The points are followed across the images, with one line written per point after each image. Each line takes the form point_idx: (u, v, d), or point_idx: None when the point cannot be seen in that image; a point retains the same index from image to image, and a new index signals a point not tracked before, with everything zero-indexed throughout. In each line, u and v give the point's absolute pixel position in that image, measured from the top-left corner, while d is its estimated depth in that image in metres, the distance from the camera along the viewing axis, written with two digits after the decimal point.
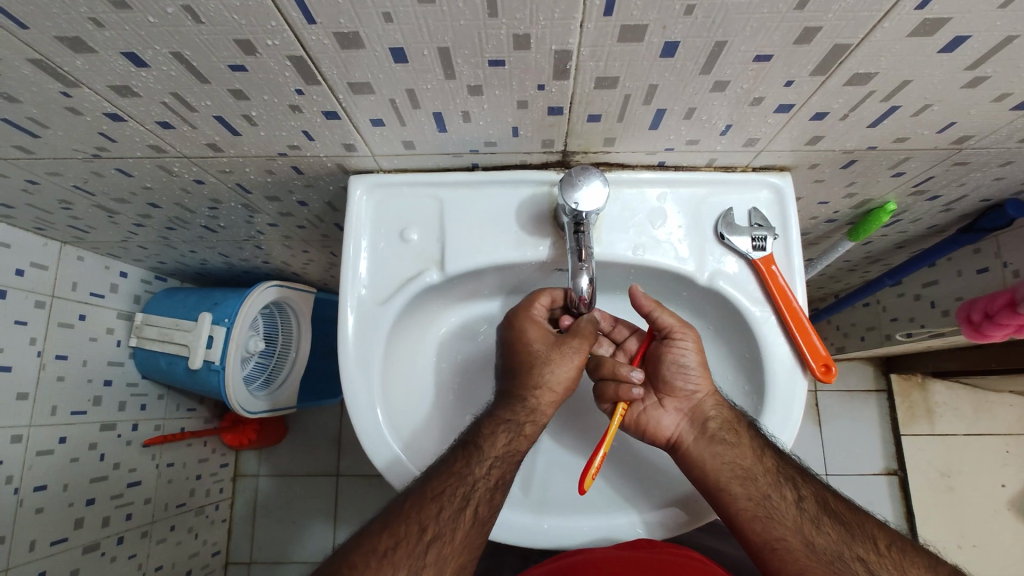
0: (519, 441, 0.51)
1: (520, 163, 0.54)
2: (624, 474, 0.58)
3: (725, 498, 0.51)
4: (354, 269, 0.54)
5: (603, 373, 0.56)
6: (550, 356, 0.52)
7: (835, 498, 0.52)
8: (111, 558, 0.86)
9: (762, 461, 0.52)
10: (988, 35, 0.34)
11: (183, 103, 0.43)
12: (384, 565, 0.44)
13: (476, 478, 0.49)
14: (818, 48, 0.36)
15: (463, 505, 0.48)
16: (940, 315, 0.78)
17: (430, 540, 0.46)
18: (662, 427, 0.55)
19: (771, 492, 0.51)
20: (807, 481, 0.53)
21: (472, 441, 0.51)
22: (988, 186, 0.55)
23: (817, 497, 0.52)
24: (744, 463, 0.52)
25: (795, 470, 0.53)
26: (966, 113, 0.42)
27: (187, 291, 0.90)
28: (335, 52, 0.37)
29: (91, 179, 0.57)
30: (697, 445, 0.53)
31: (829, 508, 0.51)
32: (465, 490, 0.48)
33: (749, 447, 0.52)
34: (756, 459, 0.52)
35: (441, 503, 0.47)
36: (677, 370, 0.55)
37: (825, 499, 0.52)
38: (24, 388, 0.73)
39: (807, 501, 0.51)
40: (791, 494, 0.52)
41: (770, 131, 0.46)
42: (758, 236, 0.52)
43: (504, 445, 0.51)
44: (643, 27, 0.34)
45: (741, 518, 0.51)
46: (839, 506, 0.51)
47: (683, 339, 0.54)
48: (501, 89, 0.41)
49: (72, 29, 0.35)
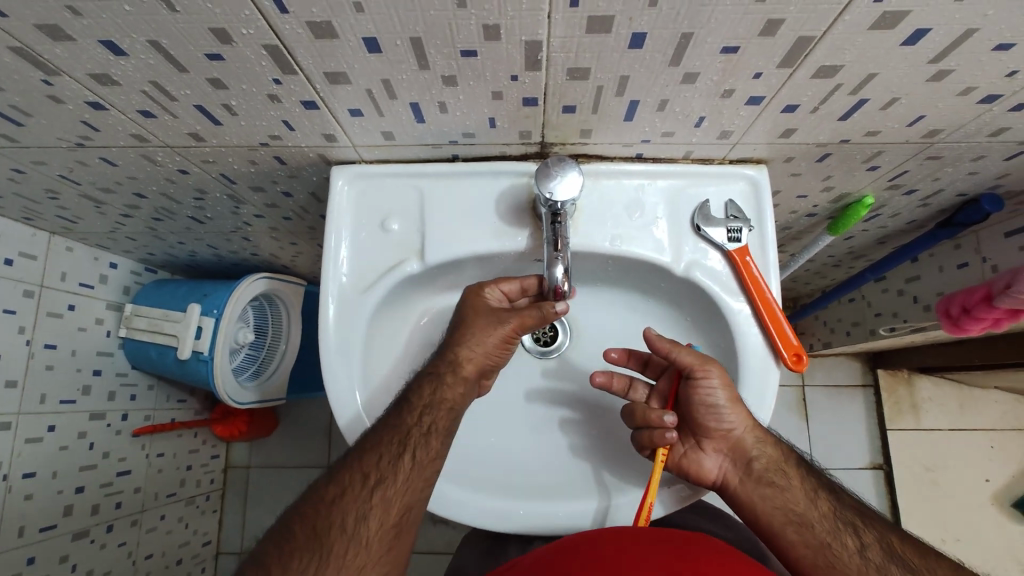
0: (444, 390, 0.51)
1: (500, 154, 0.55)
2: (616, 456, 0.58)
3: (779, 545, 0.50)
4: (336, 259, 0.54)
5: (638, 421, 0.55)
6: (476, 320, 0.53)
7: (901, 541, 0.48)
8: (101, 546, 0.87)
9: (816, 504, 0.51)
10: (949, 28, 0.34)
11: (162, 92, 0.44)
12: (334, 511, 0.46)
13: (409, 426, 0.49)
14: (783, 40, 0.36)
15: (401, 452, 0.48)
16: (922, 309, 0.79)
17: (374, 485, 0.47)
18: (705, 469, 0.53)
19: (831, 540, 0.48)
20: (870, 524, 0.49)
21: (403, 397, 0.51)
22: (964, 181, 0.56)
23: (882, 544, 0.47)
24: (798, 508, 0.50)
25: (853, 513, 0.50)
26: (935, 107, 0.43)
27: (176, 283, 0.91)
28: (309, 41, 0.37)
29: (77, 169, 0.57)
30: (743, 486, 0.53)
31: (895, 553, 0.47)
32: (401, 436, 0.49)
33: (800, 489, 0.52)
34: (802, 497, 0.51)
35: (379, 451, 0.48)
36: (709, 410, 0.52)
37: (890, 544, 0.47)
38: (13, 375, 0.74)
39: (871, 550, 0.47)
40: (852, 542, 0.48)
41: (744, 124, 0.47)
42: (734, 228, 0.53)
43: (430, 394, 0.51)
44: (611, 18, 0.35)
45: (802, 567, 0.49)
46: (905, 549, 0.47)
47: (706, 376, 0.51)
48: (475, 80, 0.42)
49: (51, 17, 0.35)
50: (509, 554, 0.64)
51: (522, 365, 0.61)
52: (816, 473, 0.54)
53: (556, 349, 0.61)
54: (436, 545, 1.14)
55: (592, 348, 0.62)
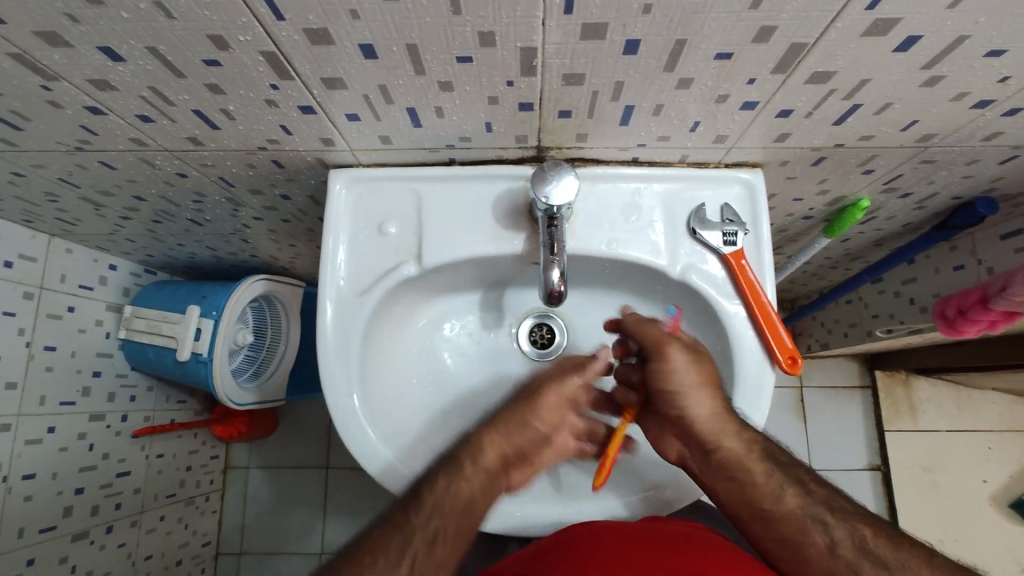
0: (461, 482, 0.47)
1: (497, 158, 0.55)
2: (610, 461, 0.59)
3: (746, 534, 0.49)
4: (333, 262, 0.55)
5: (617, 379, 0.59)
6: (518, 409, 0.52)
7: (876, 534, 0.45)
8: (100, 547, 0.87)
9: (784, 500, 0.47)
10: (941, 35, 0.35)
11: (161, 97, 0.44)
12: None
13: (413, 528, 0.44)
14: (776, 47, 0.36)
15: (401, 557, 0.42)
16: (918, 311, 0.79)
17: None
18: (667, 447, 0.54)
19: (796, 537, 0.46)
20: (844, 516, 0.46)
21: (414, 491, 0.47)
22: (958, 185, 0.56)
23: (852, 540, 0.44)
24: (762, 502, 0.48)
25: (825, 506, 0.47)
26: (928, 112, 0.43)
27: (176, 284, 0.91)
28: (306, 48, 0.38)
29: (76, 172, 0.58)
30: (706, 474, 0.51)
31: (867, 548, 0.44)
32: (401, 539, 0.43)
33: (766, 483, 0.48)
34: (767, 489, 0.48)
35: (375, 556, 0.42)
36: (662, 394, 0.51)
37: (861, 538, 0.44)
38: (13, 377, 0.74)
39: (839, 548, 0.44)
40: (822, 540, 0.45)
41: (738, 129, 0.47)
42: (729, 231, 0.53)
43: (443, 489, 0.46)
44: (605, 25, 0.35)
45: (769, 556, 0.47)
46: (880, 541, 0.44)
47: (657, 360, 0.51)
48: (471, 86, 0.42)
49: (49, 24, 0.36)
50: (507, 551, 0.64)
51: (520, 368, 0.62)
52: (789, 461, 0.50)
53: (554, 350, 0.62)
54: None
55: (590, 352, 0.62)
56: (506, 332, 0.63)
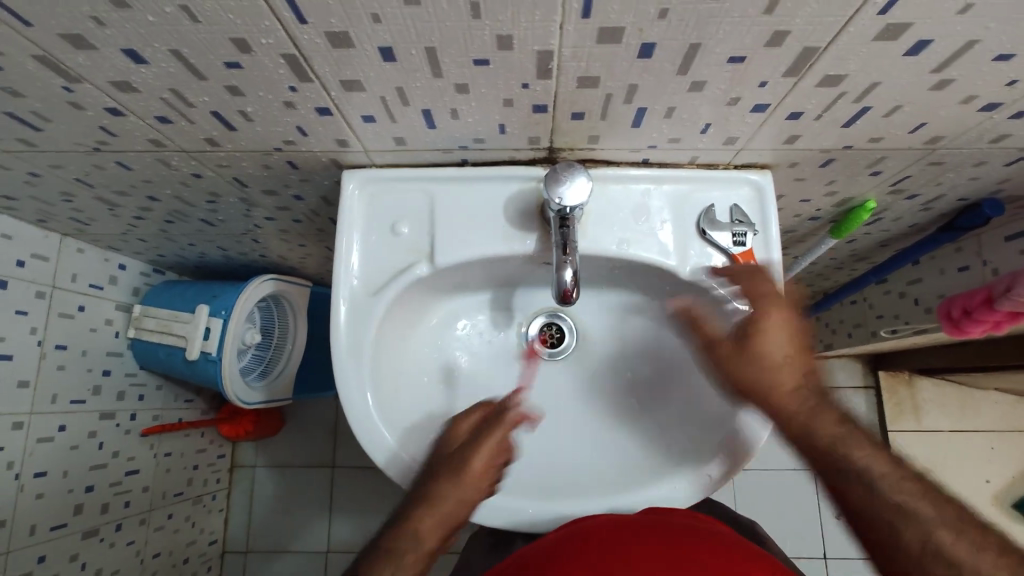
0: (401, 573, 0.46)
1: (509, 159, 0.56)
2: (635, 457, 0.57)
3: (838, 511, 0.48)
4: (347, 261, 0.55)
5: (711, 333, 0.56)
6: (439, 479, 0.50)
7: (955, 538, 0.42)
8: (110, 544, 0.88)
9: (863, 489, 0.46)
10: (950, 40, 0.35)
11: (181, 99, 0.45)
12: None
13: None
14: (789, 51, 0.37)
15: None
16: (923, 312, 0.80)
17: None
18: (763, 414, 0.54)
19: (875, 529, 0.45)
20: (920, 514, 0.43)
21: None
22: (965, 186, 0.57)
23: (925, 541, 0.42)
24: (841, 487, 0.47)
25: (895, 507, 0.44)
26: (937, 115, 0.44)
27: (186, 284, 0.92)
28: (327, 50, 0.38)
29: (92, 172, 0.59)
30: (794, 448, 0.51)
31: (939, 553, 0.41)
32: None
33: (844, 469, 0.47)
34: (843, 475, 0.47)
35: None
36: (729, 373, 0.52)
37: (935, 542, 0.42)
38: (26, 375, 0.75)
39: (916, 546, 0.42)
40: (899, 535, 0.43)
41: (749, 130, 0.48)
42: (738, 232, 0.54)
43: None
44: (621, 29, 0.36)
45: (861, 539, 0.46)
46: (954, 542, 0.41)
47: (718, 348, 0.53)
48: (487, 88, 0.42)
49: (75, 27, 0.36)
50: (515, 546, 0.65)
51: (529, 366, 0.62)
52: (866, 449, 0.47)
53: (564, 349, 0.62)
54: None
55: (599, 356, 0.62)
56: (516, 331, 0.63)
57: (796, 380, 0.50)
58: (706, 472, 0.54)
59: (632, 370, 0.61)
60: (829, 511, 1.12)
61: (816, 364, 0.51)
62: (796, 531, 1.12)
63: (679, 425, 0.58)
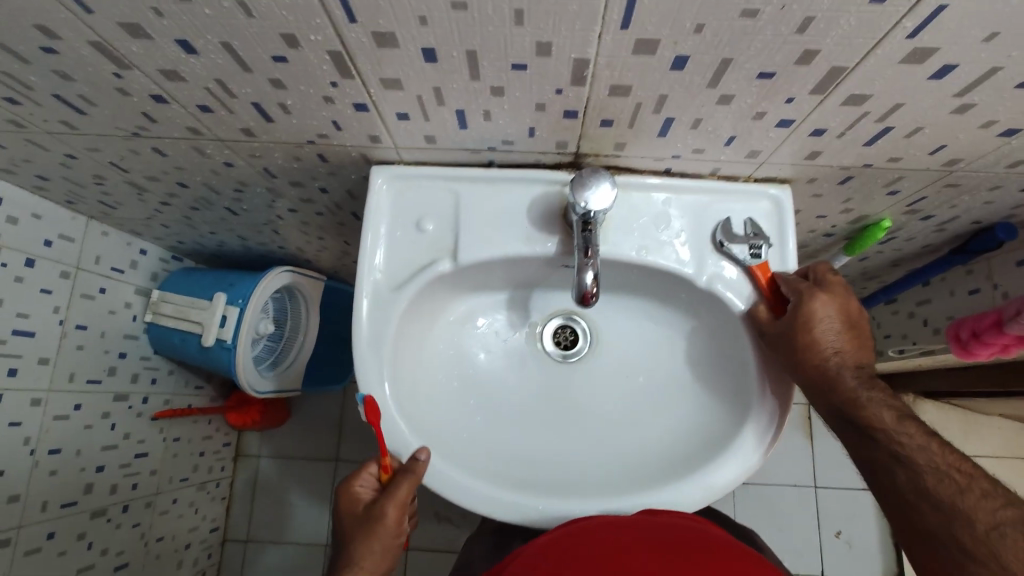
0: None
1: (534, 162, 0.57)
2: (639, 462, 0.58)
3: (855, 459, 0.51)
4: (371, 256, 0.57)
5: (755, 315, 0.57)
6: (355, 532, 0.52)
7: (938, 479, 0.45)
8: (117, 525, 0.89)
9: (869, 440, 0.49)
10: (975, 65, 0.37)
11: (225, 90, 0.46)
12: None
13: None
14: (817, 69, 0.39)
15: None
16: (931, 333, 0.81)
17: None
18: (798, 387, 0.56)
19: (875, 471, 0.48)
20: (912, 461, 0.46)
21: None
22: (979, 210, 0.58)
23: (911, 480, 0.46)
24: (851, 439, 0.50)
25: (890, 453, 0.47)
26: (957, 137, 0.45)
27: (203, 271, 0.94)
28: (371, 49, 0.40)
29: (128, 157, 0.60)
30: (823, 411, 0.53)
31: (922, 490, 0.45)
32: None
33: (854, 425, 0.50)
34: (855, 430, 0.50)
35: None
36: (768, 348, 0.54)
37: (919, 479, 0.45)
38: (46, 352, 0.76)
39: (903, 486, 0.46)
40: (893, 476, 0.47)
41: (772, 145, 0.49)
42: (756, 245, 0.54)
43: None
44: (656, 41, 0.37)
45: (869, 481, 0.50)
46: (938, 487, 0.44)
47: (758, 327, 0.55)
48: (522, 91, 0.44)
49: (134, 16, 0.38)
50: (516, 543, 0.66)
51: (542, 367, 0.63)
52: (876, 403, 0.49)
53: (576, 351, 0.64)
54: (436, 543, 1.15)
55: (610, 362, 0.63)
56: (531, 331, 0.65)
57: (831, 351, 0.51)
58: (708, 479, 0.54)
59: (646, 375, 0.62)
60: (827, 528, 1.12)
61: (861, 344, 0.52)
62: (795, 546, 1.12)
63: (688, 432, 0.59)
